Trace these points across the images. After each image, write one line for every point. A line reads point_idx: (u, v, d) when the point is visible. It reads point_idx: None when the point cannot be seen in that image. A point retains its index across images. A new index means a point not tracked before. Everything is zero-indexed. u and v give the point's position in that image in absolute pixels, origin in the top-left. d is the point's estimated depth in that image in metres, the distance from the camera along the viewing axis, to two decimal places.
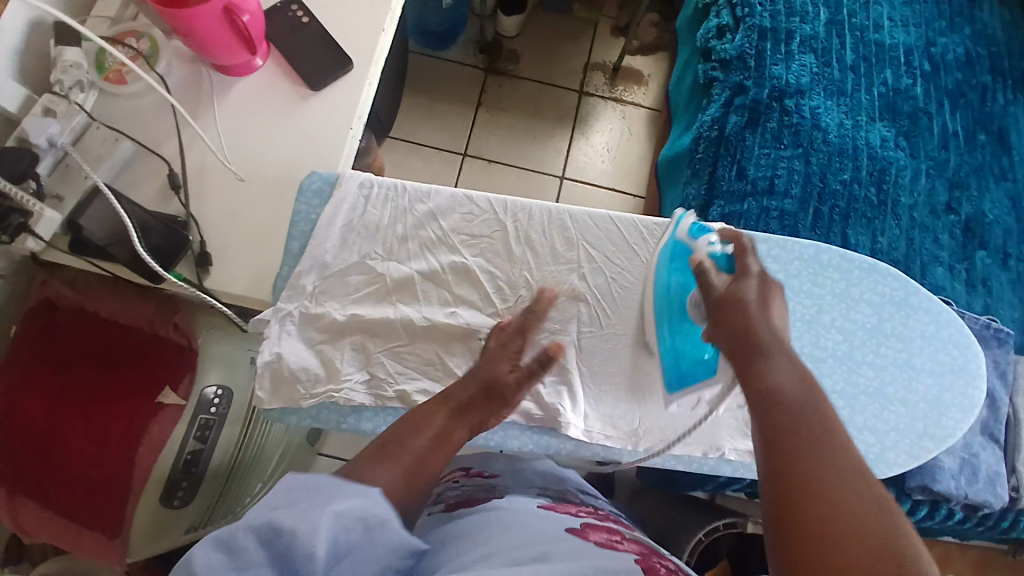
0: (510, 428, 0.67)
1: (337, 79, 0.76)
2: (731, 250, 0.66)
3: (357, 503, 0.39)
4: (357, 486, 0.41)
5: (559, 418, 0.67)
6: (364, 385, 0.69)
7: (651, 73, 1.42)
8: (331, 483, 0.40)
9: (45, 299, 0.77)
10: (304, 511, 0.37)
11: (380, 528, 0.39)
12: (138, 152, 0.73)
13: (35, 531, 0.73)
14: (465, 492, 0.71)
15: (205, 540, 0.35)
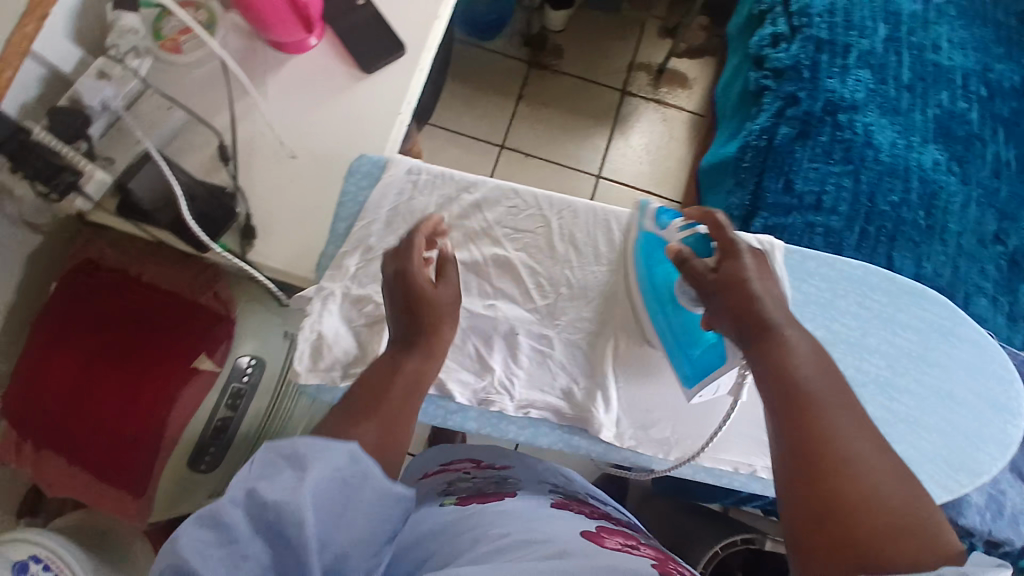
0: (542, 425, 0.67)
1: (389, 63, 0.76)
2: (706, 226, 0.64)
3: (327, 462, 0.43)
4: (325, 444, 0.44)
5: (592, 418, 0.66)
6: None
7: (696, 77, 1.40)
8: (304, 450, 0.43)
9: (87, 258, 0.78)
10: (281, 480, 0.41)
11: (357, 485, 0.43)
12: (189, 121, 0.73)
13: (57, 483, 0.76)
14: (476, 485, 0.72)
15: (190, 519, 0.39)
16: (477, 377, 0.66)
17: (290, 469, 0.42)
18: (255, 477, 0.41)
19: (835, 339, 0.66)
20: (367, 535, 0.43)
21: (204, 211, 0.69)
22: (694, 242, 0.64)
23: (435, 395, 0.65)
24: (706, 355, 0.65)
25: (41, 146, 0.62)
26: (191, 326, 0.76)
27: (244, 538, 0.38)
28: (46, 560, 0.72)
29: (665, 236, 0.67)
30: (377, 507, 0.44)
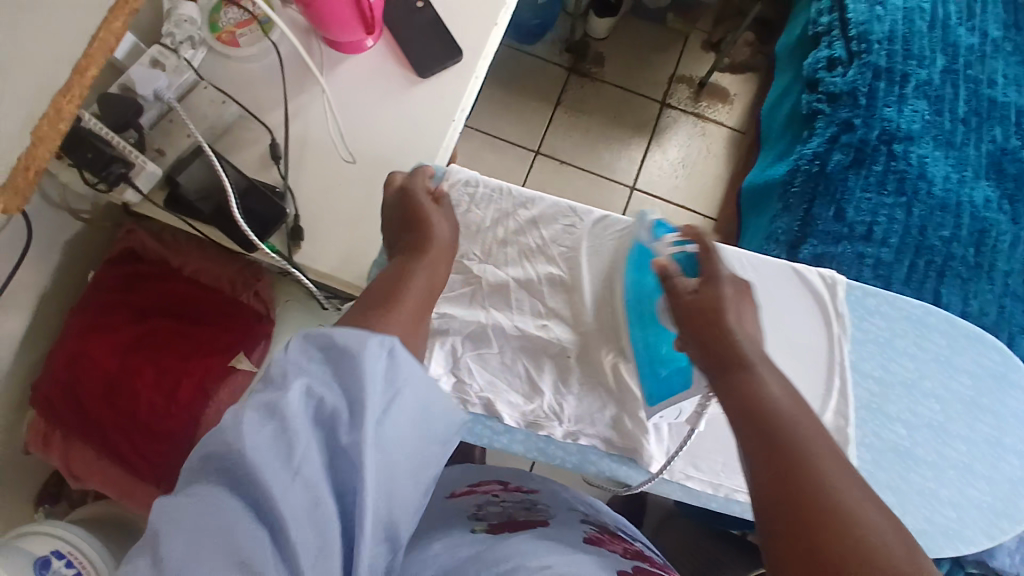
0: (590, 451, 0.65)
1: (445, 68, 0.74)
2: (694, 246, 0.62)
3: (372, 360, 0.39)
4: (369, 334, 0.40)
5: (642, 449, 0.64)
6: (451, 385, 0.66)
7: (738, 92, 1.38)
8: (348, 342, 0.39)
9: (129, 248, 0.76)
10: (333, 369, 0.38)
11: (407, 389, 0.40)
12: (242, 117, 0.72)
13: (84, 477, 0.75)
14: (507, 510, 0.71)
15: (250, 407, 0.37)
16: (525, 399, 0.65)
17: (339, 365, 0.38)
18: (305, 371, 0.38)
19: (892, 379, 0.64)
20: (420, 446, 0.40)
21: (255, 210, 0.68)
22: (681, 259, 0.62)
23: (484, 415, 0.65)
24: (670, 377, 0.63)
25: (93, 136, 0.62)
26: (234, 324, 0.76)
27: (299, 433, 0.36)
28: (69, 556, 0.72)
29: (653, 250, 0.65)
30: (430, 414, 0.41)
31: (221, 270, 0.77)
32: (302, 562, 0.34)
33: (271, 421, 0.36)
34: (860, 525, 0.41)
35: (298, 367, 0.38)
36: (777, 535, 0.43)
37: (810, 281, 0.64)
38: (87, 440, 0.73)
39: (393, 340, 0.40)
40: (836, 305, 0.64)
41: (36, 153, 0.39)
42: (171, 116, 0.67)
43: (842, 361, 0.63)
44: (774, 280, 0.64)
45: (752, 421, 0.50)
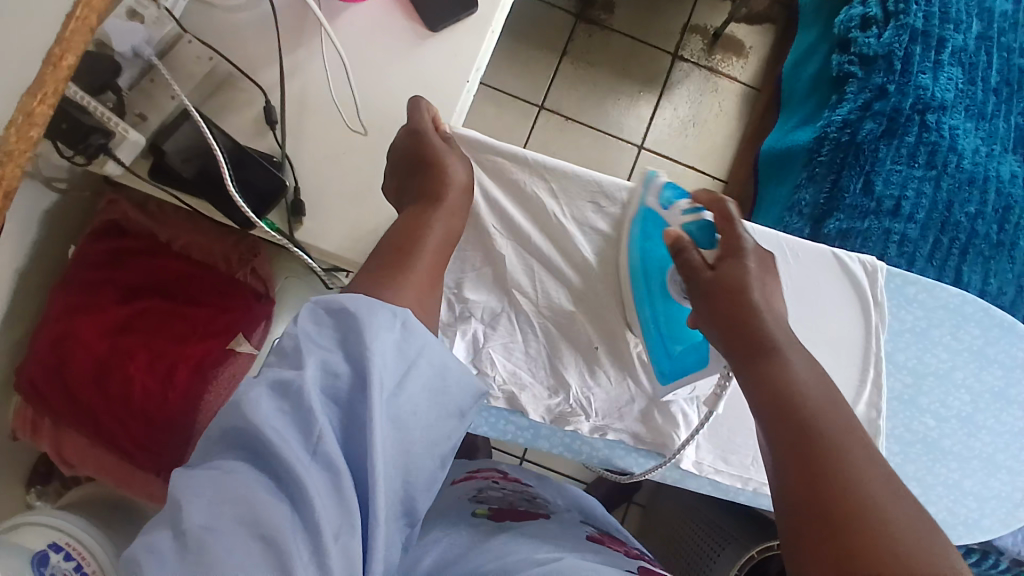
0: (617, 446, 0.66)
1: (458, 22, 0.67)
2: (712, 216, 0.58)
3: (384, 329, 0.40)
4: (383, 304, 0.41)
5: (673, 446, 0.65)
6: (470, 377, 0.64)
7: (754, 45, 1.31)
8: (360, 311, 0.40)
9: (111, 220, 0.71)
10: (344, 339, 0.39)
11: (422, 359, 0.41)
12: (231, 75, 0.65)
13: (79, 462, 0.72)
14: (508, 497, 0.71)
15: (264, 384, 0.37)
16: (550, 391, 0.65)
17: (350, 337, 0.39)
18: (318, 344, 0.39)
19: (925, 370, 0.64)
20: (436, 418, 0.40)
21: (252, 181, 0.62)
22: (695, 230, 0.59)
23: (506, 409, 0.64)
24: (687, 353, 0.63)
25: (72, 105, 0.55)
26: (231, 303, 0.72)
27: (315, 405, 0.36)
28: (67, 548, 0.71)
29: (667, 217, 0.62)
30: (446, 385, 0.41)
31: (214, 246, 0.72)
32: (324, 527, 0.34)
33: (288, 393, 0.37)
34: (894, 538, 0.40)
35: (311, 339, 0.39)
36: (801, 534, 0.43)
37: (852, 270, 0.63)
38: (76, 426, 0.69)
39: (405, 312, 0.42)
40: (876, 293, 0.62)
41: (7, 170, 0.32)
42: (151, 75, 0.60)
43: (879, 351, 0.62)
44: (816, 267, 0.63)
45: (778, 415, 0.49)
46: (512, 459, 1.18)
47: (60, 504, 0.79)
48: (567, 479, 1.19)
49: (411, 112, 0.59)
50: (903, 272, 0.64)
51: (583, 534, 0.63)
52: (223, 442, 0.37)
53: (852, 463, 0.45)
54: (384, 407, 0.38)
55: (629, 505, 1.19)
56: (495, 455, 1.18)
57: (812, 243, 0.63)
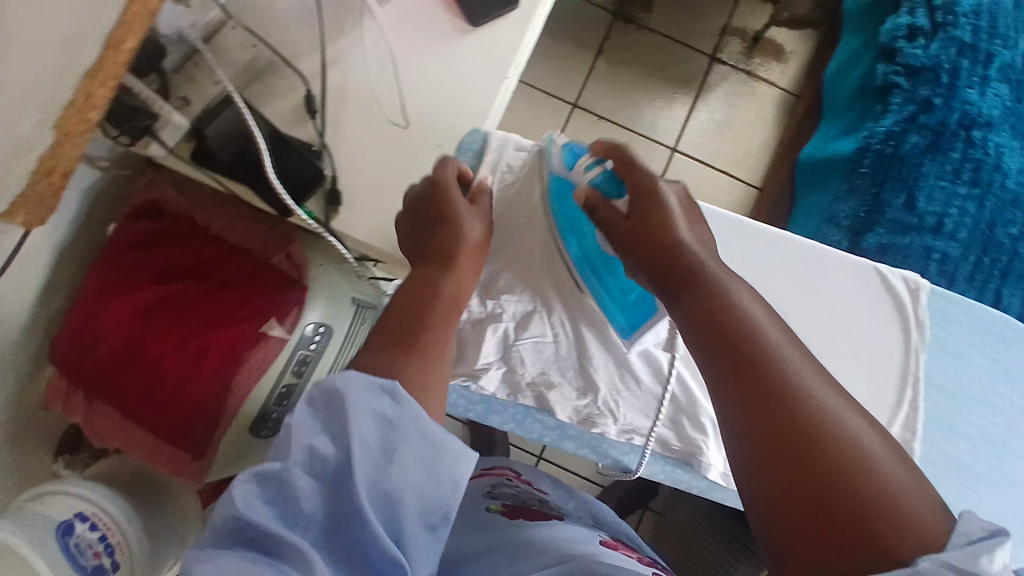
0: (643, 453, 0.68)
1: (499, 17, 0.67)
2: (611, 163, 0.59)
3: (370, 406, 0.42)
4: (371, 380, 0.43)
5: (700, 456, 0.66)
6: (501, 373, 0.66)
7: (794, 50, 1.28)
8: (346, 392, 0.41)
9: (150, 200, 0.75)
10: (331, 421, 0.41)
11: (408, 436, 0.42)
12: (274, 63, 0.65)
13: (107, 435, 0.73)
14: (520, 496, 0.71)
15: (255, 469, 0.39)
16: (579, 393, 0.67)
17: (336, 417, 0.41)
18: (308, 427, 0.40)
19: (961, 393, 0.63)
20: (426, 486, 0.42)
21: (292, 169, 0.62)
22: (601, 182, 0.59)
23: (534, 407, 0.68)
24: (636, 307, 0.63)
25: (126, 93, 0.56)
26: (263, 286, 0.73)
27: (304, 489, 0.39)
28: (91, 518, 0.72)
29: (574, 179, 0.62)
30: (435, 454, 0.42)
31: (252, 232, 0.76)
32: None
33: (279, 479, 0.39)
34: (869, 476, 0.40)
35: (301, 424, 0.40)
36: (779, 481, 0.42)
37: (893, 286, 0.63)
38: (106, 400, 0.70)
39: (392, 388, 0.43)
40: (917, 313, 0.62)
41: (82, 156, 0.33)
42: (197, 60, 0.62)
43: (917, 373, 0.62)
44: (857, 283, 0.63)
45: (733, 361, 0.47)
46: (529, 458, 1.19)
47: (86, 476, 0.80)
48: (584, 481, 1.19)
49: (437, 169, 0.61)
50: (947, 294, 0.64)
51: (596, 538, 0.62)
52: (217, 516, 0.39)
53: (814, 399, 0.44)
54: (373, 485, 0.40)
55: (644, 510, 1.17)
56: (513, 452, 1.18)
57: (852, 257, 0.63)
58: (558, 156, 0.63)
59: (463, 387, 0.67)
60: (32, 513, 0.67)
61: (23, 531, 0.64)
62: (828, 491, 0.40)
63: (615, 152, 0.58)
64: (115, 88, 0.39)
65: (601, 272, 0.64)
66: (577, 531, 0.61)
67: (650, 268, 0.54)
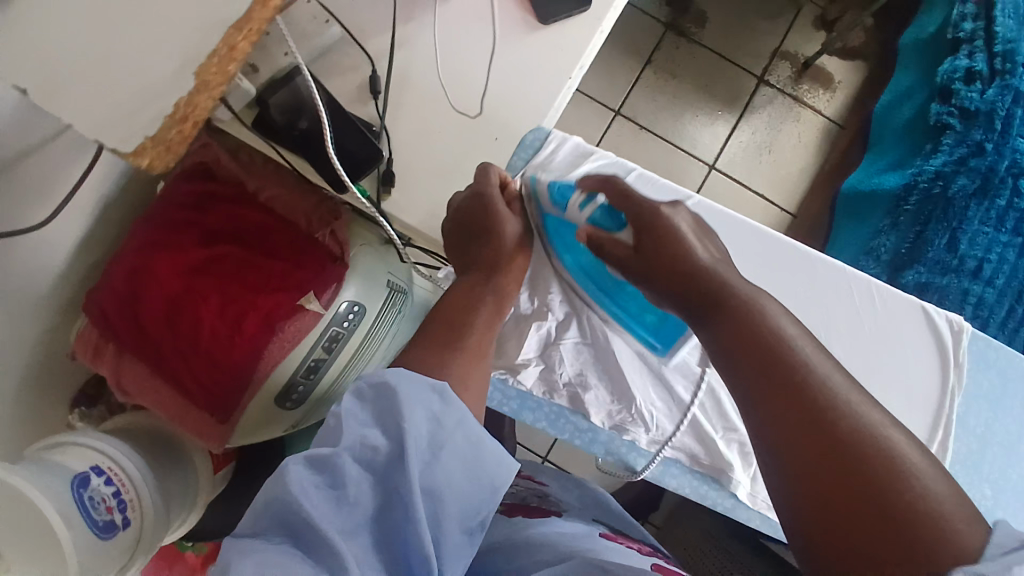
0: (672, 465, 0.72)
1: (569, 18, 0.67)
2: (606, 197, 0.59)
3: (421, 402, 0.42)
4: (422, 380, 0.44)
5: (729, 475, 0.70)
6: (538, 370, 0.70)
7: (844, 80, 1.27)
8: (399, 388, 0.42)
9: (202, 162, 0.76)
10: (382, 417, 0.42)
11: (456, 436, 0.42)
12: (342, 40, 0.65)
13: (133, 391, 0.73)
14: (520, 493, 0.70)
15: (299, 457, 0.40)
16: (613, 397, 0.71)
17: (388, 409, 0.42)
18: (358, 421, 0.41)
19: (991, 438, 0.66)
20: (469, 488, 0.42)
21: (349, 146, 0.62)
22: (600, 218, 0.59)
23: (567, 407, 0.72)
24: (662, 327, 0.64)
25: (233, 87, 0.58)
26: (306, 261, 0.73)
27: (349, 480, 0.39)
28: (107, 473, 0.72)
29: (568, 218, 0.62)
30: (479, 457, 0.43)
31: (297, 204, 0.76)
32: None
33: (329, 464, 0.39)
34: (904, 486, 0.40)
35: (352, 414, 0.41)
36: (813, 496, 0.41)
37: (936, 323, 0.66)
38: (137, 355, 0.71)
39: (443, 388, 0.44)
40: (957, 353, 0.66)
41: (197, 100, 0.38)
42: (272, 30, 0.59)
43: (950, 415, 0.65)
44: (900, 317, 0.66)
45: (766, 376, 0.46)
46: (534, 457, 1.19)
47: (102, 428, 0.81)
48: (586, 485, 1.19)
49: (480, 175, 0.61)
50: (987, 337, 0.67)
51: (595, 532, 0.59)
52: (258, 496, 0.39)
53: (851, 411, 0.43)
54: (422, 481, 0.40)
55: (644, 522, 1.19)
56: (518, 450, 1.19)
57: (898, 291, 0.67)
58: (546, 193, 0.63)
59: (501, 380, 0.72)
60: (48, 462, 0.67)
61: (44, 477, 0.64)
62: (868, 501, 0.40)
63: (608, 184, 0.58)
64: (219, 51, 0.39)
65: (622, 301, 0.65)
66: (573, 526, 0.59)
67: (688, 285, 0.54)
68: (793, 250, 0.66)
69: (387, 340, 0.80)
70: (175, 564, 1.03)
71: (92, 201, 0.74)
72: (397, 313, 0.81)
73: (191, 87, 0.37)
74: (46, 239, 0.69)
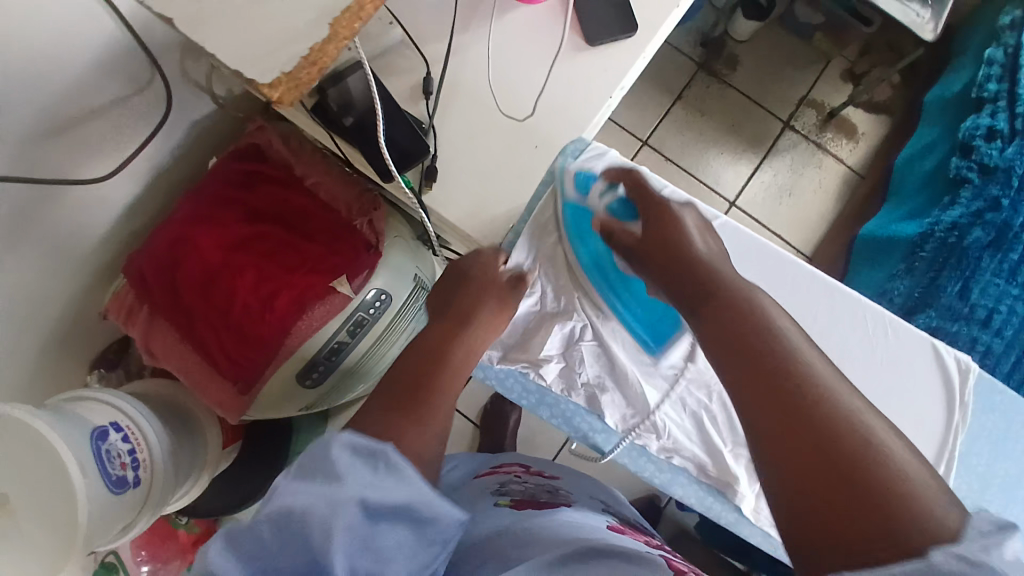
0: (680, 473, 0.73)
1: (615, 42, 0.71)
2: (624, 190, 0.67)
3: (359, 468, 0.40)
4: (364, 444, 0.41)
5: (734, 487, 0.72)
6: (559, 368, 0.73)
7: (867, 132, 1.31)
8: (335, 462, 0.39)
9: (254, 144, 0.79)
10: (313, 491, 0.38)
11: (395, 505, 0.39)
12: (401, 42, 0.70)
13: (159, 355, 0.75)
14: (529, 490, 0.71)
15: (216, 542, 0.38)
16: (628, 402, 0.73)
17: (324, 475, 0.39)
18: (288, 498, 0.38)
19: (993, 478, 0.68)
20: (417, 548, 0.41)
21: (399, 140, 0.65)
22: (616, 207, 0.67)
23: (585, 407, 0.74)
24: (659, 323, 0.71)
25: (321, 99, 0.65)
26: (341, 247, 0.76)
27: (275, 560, 0.37)
28: (125, 431, 0.74)
29: (589, 205, 0.69)
30: (428, 517, 0.41)
31: (339, 191, 0.78)
32: None
33: (251, 538, 0.37)
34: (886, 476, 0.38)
35: (283, 492, 0.39)
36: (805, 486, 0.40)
37: (945, 363, 0.68)
38: (170, 320, 0.74)
39: (386, 451, 0.41)
40: (963, 393, 0.67)
41: (327, 48, 0.42)
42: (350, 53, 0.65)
43: (954, 450, 0.67)
44: (910, 352, 0.69)
45: None
46: None
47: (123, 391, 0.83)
48: None
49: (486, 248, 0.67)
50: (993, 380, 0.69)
51: (605, 523, 0.61)
52: None
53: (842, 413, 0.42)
54: (352, 556, 0.37)
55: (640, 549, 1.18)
56: None
57: (911, 328, 0.69)
58: (571, 183, 0.69)
59: (521, 374, 0.74)
60: (71, 412, 0.69)
61: (62, 426, 0.65)
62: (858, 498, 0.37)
63: (626, 176, 0.67)
64: (359, 23, 0.43)
65: (627, 296, 0.71)
66: (586, 518, 0.60)
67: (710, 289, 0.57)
68: (813, 279, 0.69)
69: (402, 338, 0.83)
70: (167, 541, 1.02)
71: (145, 171, 0.77)
72: (418, 309, 0.83)
73: (324, 36, 0.42)
74: (97, 200, 0.73)
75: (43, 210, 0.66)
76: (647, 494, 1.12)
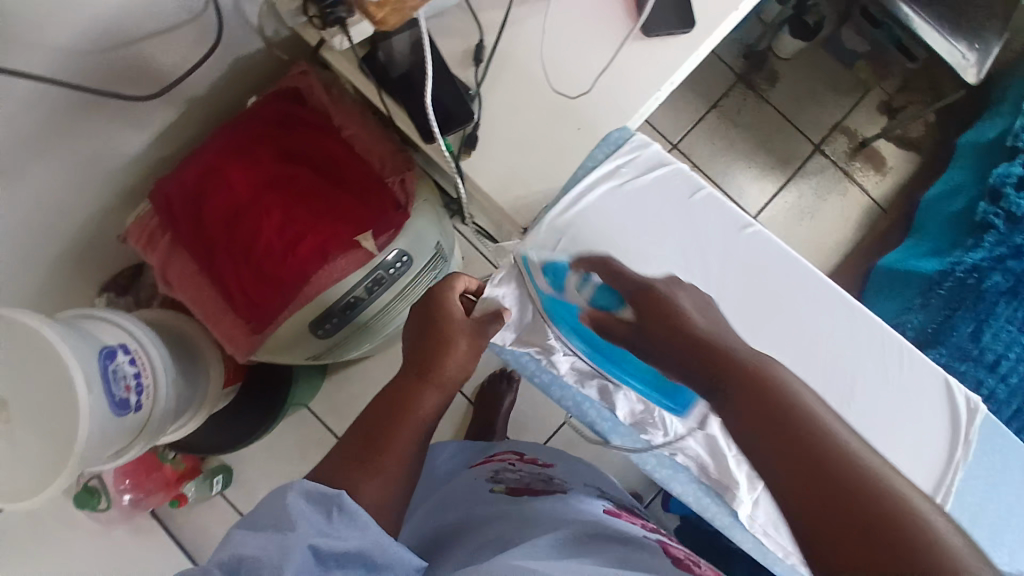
0: (681, 471, 0.74)
1: (671, 36, 0.71)
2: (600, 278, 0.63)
3: (313, 514, 0.44)
4: (318, 492, 0.45)
5: (733, 489, 0.72)
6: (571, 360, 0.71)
7: (896, 165, 1.31)
8: (289, 506, 0.43)
9: (296, 87, 0.79)
10: (270, 535, 0.42)
11: (348, 544, 0.43)
12: (458, 6, 0.70)
13: (175, 284, 0.76)
14: (524, 479, 0.71)
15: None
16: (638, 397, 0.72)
17: (277, 523, 0.43)
18: (247, 540, 0.42)
19: (982, 516, 0.69)
20: None
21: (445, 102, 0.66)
22: (599, 296, 0.62)
23: (595, 397, 0.75)
24: (674, 394, 0.67)
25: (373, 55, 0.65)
26: (371, 203, 0.75)
27: None
28: (133, 354, 0.74)
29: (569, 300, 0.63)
30: (381, 561, 0.44)
31: (375, 146, 0.77)
32: None
33: None
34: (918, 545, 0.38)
35: (240, 537, 0.42)
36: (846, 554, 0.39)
37: (954, 398, 0.69)
38: (192, 251, 0.74)
39: (338, 498, 0.45)
40: (969, 430, 0.69)
41: None
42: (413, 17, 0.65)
43: (950, 485, 0.68)
44: (919, 381, 0.69)
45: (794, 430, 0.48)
46: None
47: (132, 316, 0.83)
48: None
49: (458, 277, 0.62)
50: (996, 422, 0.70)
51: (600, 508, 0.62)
52: None
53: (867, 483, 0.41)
54: None
55: None
56: None
57: (925, 361, 0.70)
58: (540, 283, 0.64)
59: (534, 356, 0.73)
60: (82, 328, 0.69)
61: (71, 339, 0.65)
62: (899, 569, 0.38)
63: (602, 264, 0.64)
64: None
65: (635, 378, 0.68)
66: (582, 503, 0.61)
67: None
68: (832, 293, 0.70)
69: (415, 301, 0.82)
70: (151, 473, 1.02)
71: (183, 100, 0.77)
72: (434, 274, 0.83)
73: None
74: (134, 121, 0.73)
75: (80, 121, 0.66)
76: (630, 493, 1.13)
